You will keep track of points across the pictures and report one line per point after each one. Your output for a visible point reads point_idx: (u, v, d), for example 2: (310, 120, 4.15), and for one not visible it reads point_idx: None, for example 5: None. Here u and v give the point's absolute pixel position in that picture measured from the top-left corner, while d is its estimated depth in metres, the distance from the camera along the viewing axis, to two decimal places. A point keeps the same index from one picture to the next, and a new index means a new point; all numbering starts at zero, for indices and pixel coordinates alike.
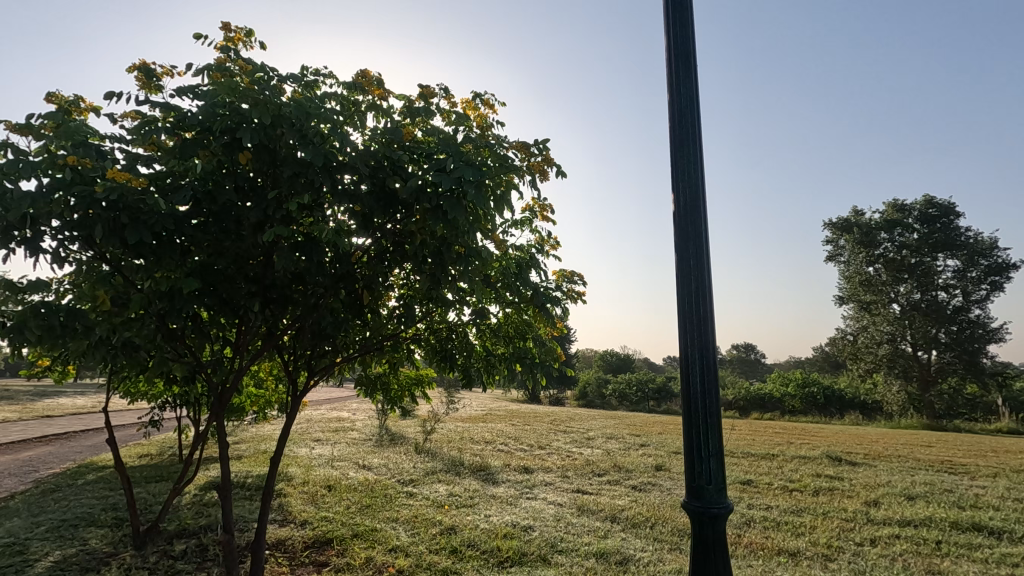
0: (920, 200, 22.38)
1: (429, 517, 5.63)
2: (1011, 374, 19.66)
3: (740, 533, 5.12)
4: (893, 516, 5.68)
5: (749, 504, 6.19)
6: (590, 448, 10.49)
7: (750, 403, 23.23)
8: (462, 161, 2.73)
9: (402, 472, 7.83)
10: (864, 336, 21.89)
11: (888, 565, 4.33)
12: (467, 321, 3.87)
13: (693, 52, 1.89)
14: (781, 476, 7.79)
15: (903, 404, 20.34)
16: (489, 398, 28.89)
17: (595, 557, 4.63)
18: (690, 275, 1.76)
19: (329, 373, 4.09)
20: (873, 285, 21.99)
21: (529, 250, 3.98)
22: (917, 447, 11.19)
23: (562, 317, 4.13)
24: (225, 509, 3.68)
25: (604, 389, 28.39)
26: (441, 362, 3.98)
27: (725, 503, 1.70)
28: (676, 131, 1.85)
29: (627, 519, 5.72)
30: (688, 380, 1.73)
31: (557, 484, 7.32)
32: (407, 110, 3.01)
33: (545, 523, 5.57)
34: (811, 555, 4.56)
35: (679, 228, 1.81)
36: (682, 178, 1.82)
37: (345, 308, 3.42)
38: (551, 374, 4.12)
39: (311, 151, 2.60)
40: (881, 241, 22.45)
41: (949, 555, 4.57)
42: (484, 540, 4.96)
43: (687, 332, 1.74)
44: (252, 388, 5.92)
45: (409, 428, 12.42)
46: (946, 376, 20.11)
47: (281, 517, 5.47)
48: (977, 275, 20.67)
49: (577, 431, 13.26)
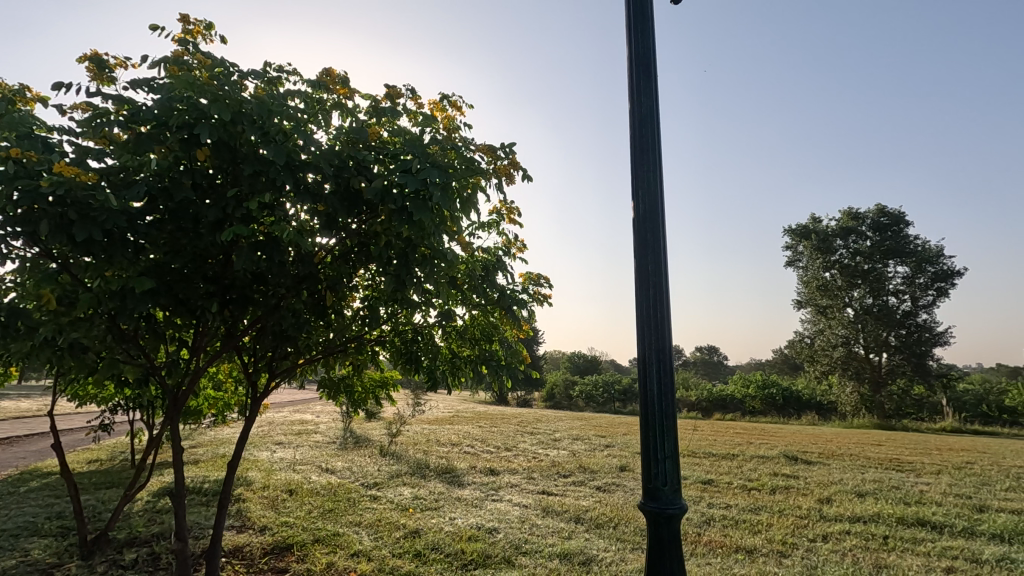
0: (873, 209, 23.37)
1: (393, 521, 5.57)
2: (955, 376, 20.68)
3: (700, 532, 5.24)
4: (845, 512, 5.91)
5: (708, 503, 6.34)
6: (556, 449, 10.58)
7: (713, 404, 23.76)
8: (428, 162, 2.73)
9: (367, 475, 7.74)
10: (820, 339, 22.70)
11: (838, 560, 4.50)
12: (433, 323, 3.87)
13: (653, 60, 1.93)
14: (740, 475, 8.00)
15: (856, 405, 21.14)
16: (457, 400, 28.83)
17: (558, 558, 4.67)
18: (649, 281, 1.79)
19: (290, 375, 4.02)
20: (830, 290, 22.82)
21: (496, 252, 4.01)
22: (868, 446, 11.66)
23: (529, 319, 4.17)
24: (179, 516, 3.55)
25: (571, 390, 28.63)
26: (406, 364, 3.92)
27: (680, 503, 1.75)
28: (636, 137, 1.90)
29: (591, 519, 5.79)
30: (645, 382, 1.76)
31: (522, 486, 7.35)
32: (374, 110, 3.01)
33: (510, 524, 5.59)
34: (767, 552, 4.70)
35: (639, 235, 1.85)
36: (642, 183, 1.86)
37: (308, 310, 3.35)
38: (517, 376, 4.17)
39: (272, 148, 2.56)
40: (837, 248, 23.33)
41: (895, 549, 4.78)
42: (448, 542, 4.94)
43: (645, 338, 1.78)
44: (210, 390, 5.76)
45: (375, 430, 12.29)
46: (896, 377, 20.88)
47: (238, 523, 5.32)
48: (924, 281, 21.70)
49: (544, 432, 13.38)
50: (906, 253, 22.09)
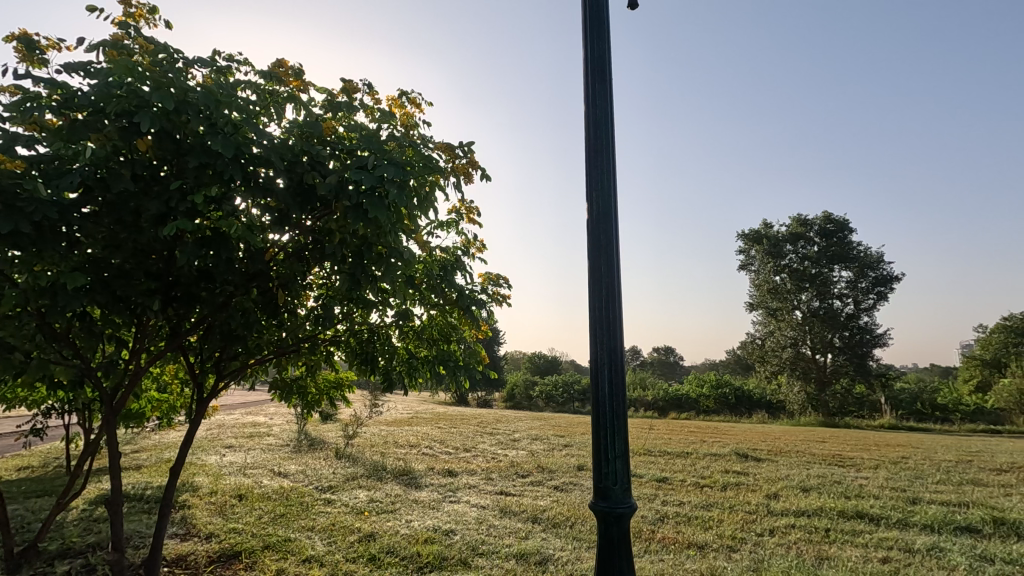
0: (820, 216, 24.39)
1: (347, 525, 5.45)
2: (892, 375, 21.86)
3: (654, 529, 5.34)
4: (790, 507, 6.14)
5: (663, 500, 6.47)
6: (515, 449, 10.60)
7: (669, 404, 24.29)
8: (385, 159, 2.68)
9: (321, 478, 7.55)
10: (770, 340, 23.56)
11: (783, 553, 4.67)
12: (391, 323, 3.81)
13: (608, 64, 1.95)
14: (693, 473, 8.20)
15: (803, 403, 22.04)
16: (416, 401, 28.48)
17: (515, 558, 4.68)
18: (602, 277, 1.81)
19: (239, 376, 3.88)
20: (780, 293, 23.70)
21: (455, 252, 3.99)
22: (813, 443, 12.18)
23: (488, 319, 4.17)
24: (116, 525, 3.37)
25: (531, 390, 28.70)
26: (361, 365, 3.85)
27: (630, 502, 1.77)
28: (590, 139, 1.91)
29: (548, 519, 5.82)
30: (597, 381, 1.78)
31: (481, 487, 7.31)
32: (330, 105, 2.95)
33: (467, 526, 5.55)
34: (717, 547, 4.83)
35: (593, 235, 1.86)
36: (595, 187, 1.88)
37: (259, 308, 3.26)
38: (474, 377, 4.16)
39: (220, 140, 2.46)
40: (787, 253, 24.24)
41: (836, 541, 5.01)
42: (404, 546, 4.86)
43: (597, 340, 1.80)
44: (154, 392, 5.50)
45: (330, 433, 12.01)
46: (839, 377, 21.88)
47: (183, 531, 5.10)
48: (866, 286, 22.83)
49: (503, 433, 13.38)
50: (850, 259, 23.17)
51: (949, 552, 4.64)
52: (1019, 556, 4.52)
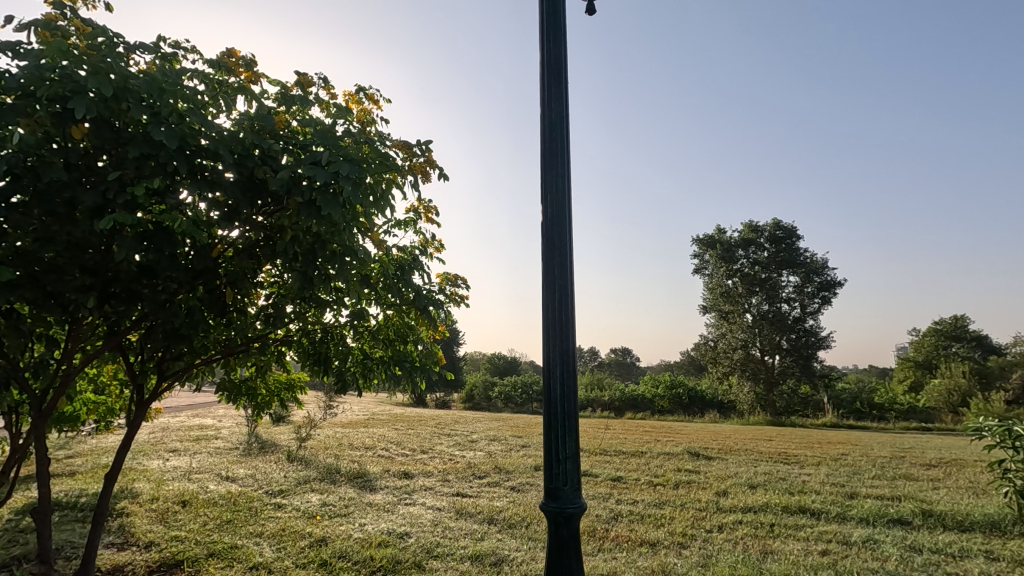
0: (770, 222, 25.30)
1: (298, 530, 5.30)
2: (834, 376, 22.97)
3: (608, 528, 5.42)
4: (738, 503, 6.36)
5: (617, 499, 6.57)
6: (472, 450, 10.56)
7: (625, 404, 24.71)
8: (339, 155, 2.63)
9: (272, 482, 7.31)
10: (722, 342, 24.31)
11: (730, 548, 4.83)
12: (345, 323, 3.74)
13: (564, 68, 1.96)
14: (647, 472, 8.37)
15: (752, 403, 22.83)
16: (372, 402, 27.97)
17: (470, 560, 4.65)
18: (555, 281, 1.83)
19: (182, 377, 3.72)
20: (731, 297, 24.48)
21: (412, 251, 3.95)
22: (761, 441, 12.62)
23: (445, 320, 4.14)
24: (43, 536, 3.17)
25: (490, 391, 28.63)
26: (313, 365, 3.76)
27: (579, 502, 1.79)
28: (546, 142, 1.92)
29: (504, 520, 5.83)
30: (549, 382, 1.79)
31: (437, 489, 7.25)
32: (283, 98, 2.87)
33: (422, 528, 5.49)
34: (668, 544, 4.95)
35: (547, 238, 1.87)
36: (550, 189, 1.89)
37: (206, 307, 3.13)
38: (431, 378, 4.12)
39: (163, 130, 2.35)
40: (739, 258, 25.04)
41: (780, 536, 5.21)
42: (356, 550, 4.77)
43: (549, 342, 1.81)
44: (90, 393, 5.21)
45: (282, 435, 11.66)
46: (786, 378, 22.85)
47: (120, 540, 4.84)
48: (812, 290, 23.87)
49: (461, 434, 13.32)
50: (797, 264, 24.16)
51: (882, 543, 4.90)
52: (945, 546, 4.81)
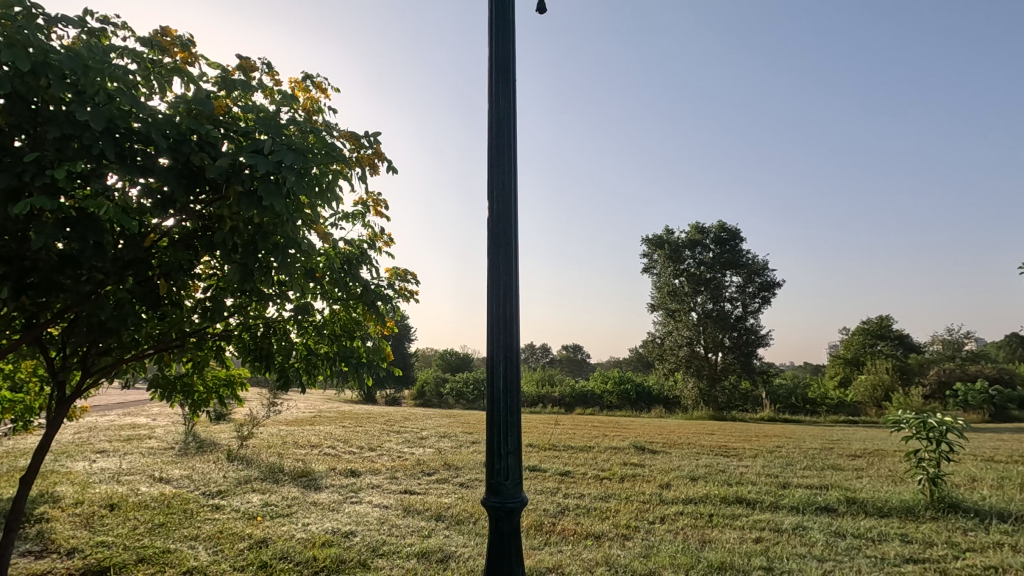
0: (715, 224, 26.17)
1: (237, 531, 5.11)
2: (772, 372, 24.11)
3: (555, 522, 5.48)
4: (680, 495, 6.58)
5: (565, 493, 6.68)
6: (421, 447, 10.48)
7: (575, 400, 25.10)
8: (283, 144, 2.54)
9: (209, 483, 7.01)
10: (669, 339, 25.05)
11: (670, 539, 4.99)
12: (289, 318, 3.63)
13: (512, 65, 1.97)
14: (594, 466, 8.54)
15: (696, 399, 23.69)
16: (319, 399, 27.24)
17: (416, 557, 4.62)
18: (500, 279, 1.84)
19: (109, 373, 3.52)
20: (678, 295, 25.22)
21: (360, 245, 3.88)
22: (703, 435, 13.09)
23: (393, 315, 4.08)
24: None
25: (441, 388, 28.42)
26: (254, 361, 3.58)
27: (520, 497, 1.80)
28: (493, 139, 1.93)
29: (451, 516, 5.81)
30: (492, 377, 1.80)
31: (384, 486, 7.15)
32: (223, 82, 2.75)
33: (368, 526, 5.41)
34: (612, 536, 5.06)
35: (493, 235, 1.88)
36: (496, 186, 1.89)
37: (136, 299, 2.96)
38: (378, 374, 4.04)
39: (88, 110, 2.20)
40: (686, 258, 25.78)
41: (718, 525, 5.43)
42: (298, 550, 4.64)
43: (494, 337, 1.82)
44: (5, 391, 4.84)
45: (222, 434, 11.19)
46: (728, 374, 23.89)
47: (38, 548, 4.53)
48: (753, 290, 24.91)
49: (411, 430, 13.19)
50: (740, 266, 25.13)
51: (810, 530, 5.19)
52: (866, 530, 5.15)
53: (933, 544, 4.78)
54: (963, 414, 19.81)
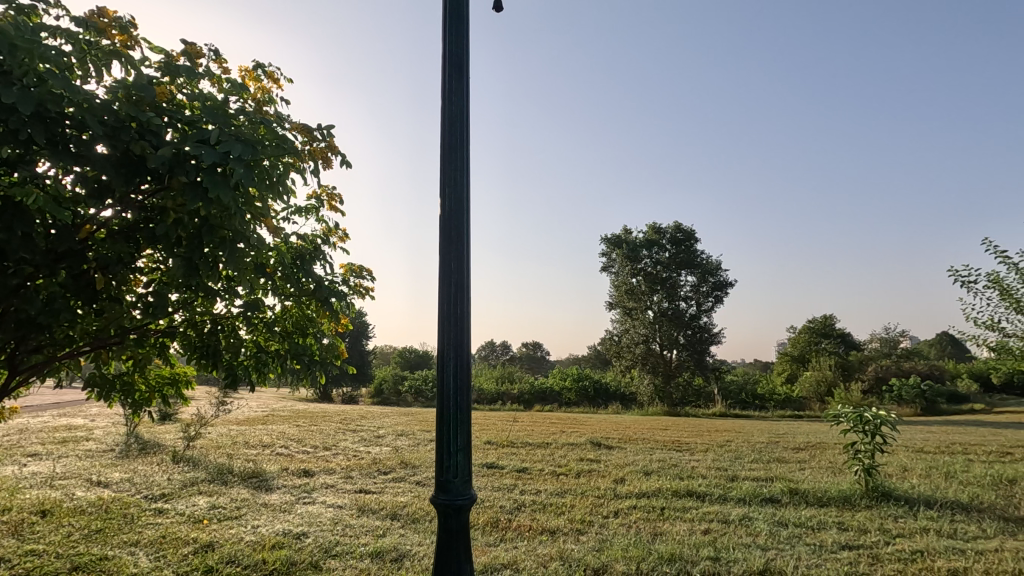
0: (672, 225, 26.76)
1: (181, 536, 4.91)
2: (723, 369, 24.92)
3: (511, 518, 5.52)
4: (633, 490, 6.74)
5: (521, 490, 6.73)
6: (378, 446, 10.34)
7: (534, 397, 25.27)
8: (231, 135, 2.45)
9: (152, 486, 6.71)
10: (626, 336, 25.50)
11: (624, 532, 5.10)
12: (238, 315, 3.51)
13: (466, 62, 1.97)
14: (551, 462, 8.63)
15: (651, 395, 24.25)
16: (272, 398, 26.45)
17: (369, 557, 4.56)
18: (451, 277, 1.83)
19: (40, 371, 3.32)
20: (635, 294, 25.69)
21: (313, 240, 3.79)
22: (657, 431, 13.39)
23: (348, 312, 4.01)
24: None
25: (400, 386, 28.08)
26: (200, 359, 3.43)
27: (469, 494, 1.81)
28: (446, 135, 1.92)
29: (407, 515, 5.76)
30: (443, 375, 1.80)
31: (338, 486, 7.01)
32: (165, 67, 2.63)
33: (321, 527, 5.30)
34: (566, 531, 5.14)
35: (443, 232, 1.87)
36: (448, 183, 1.89)
37: (70, 294, 2.79)
38: (331, 372, 3.96)
39: (14, 91, 2.07)
40: (643, 258, 26.19)
41: (669, 518, 5.58)
42: (247, 553, 4.50)
43: (444, 334, 1.81)
44: None
45: (167, 435, 10.73)
46: (682, 371, 24.61)
47: None
48: (707, 290, 25.64)
49: (368, 429, 13.00)
50: (695, 265, 25.81)
51: (755, 520, 5.40)
52: (806, 519, 5.40)
53: (867, 531, 5.06)
54: (898, 407, 21.03)
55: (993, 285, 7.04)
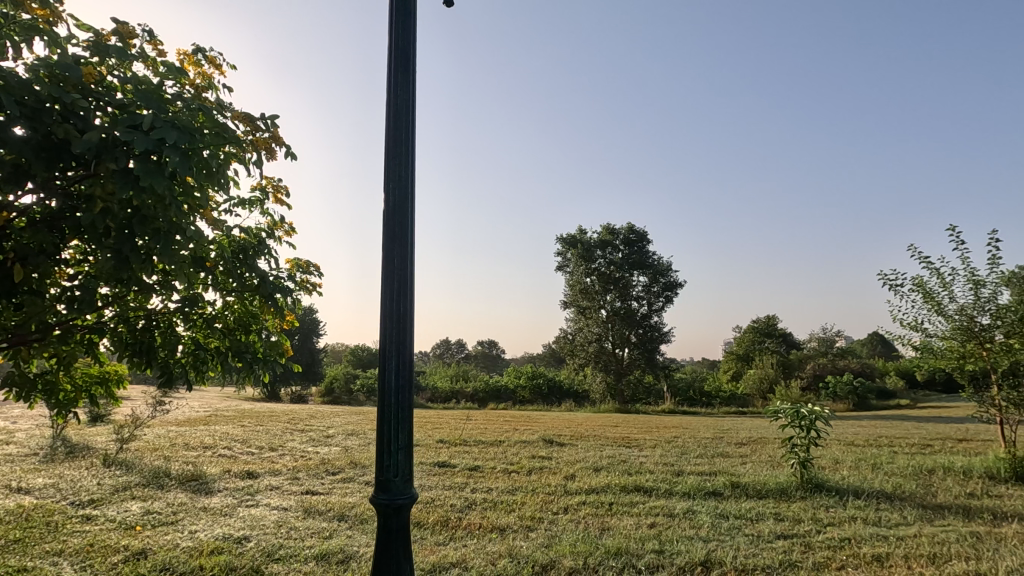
0: (625, 226, 27.22)
1: (110, 544, 4.64)
2: (673, 367, 25.67)
3: (461, 517, 5.50)
4: (583, 486, 6.84)
5: (473, 488, 6.72)
6: (327, 446, 10.10)
7: (489, 395, 25.28)
8: (166, 120, 2.33)
9: (79, 492, 6.31)
10: (579, 335, 25.84)
11: (572, 528, 5.17)
12: (175, 310, 3.35)
13: (412, 56, 1.94)
14: (503, 460, 8.65)
15: (603, 393, 24.76)
16: (216, 397, 25.40)
17: (314, 560, 4.45)
18: (394, 274, 1.80)
19: None
20: (589, 293, 26.04)
21: (257, 234, 3.66)
22: (608, 428, 13.62)
23: (293, 308, 3.89)
24: None
25: (352, 385, 27.53)
26: (132, 357, 3.25)
27: (410, 493, 1.79)
28: (391, 131, 1.88)
29: (355, 515, 5.66)
30: (384, 372, 1.77)
31: (284, 488, 6.81)
32: (95, 47, 2.47)
33: (264, 530, 5.13)
34: (516, 528, 5.17)
35: (387, 228, 1.84)
36: (392, 177, 1.86)
37: None
38: (276, 371, 3.82)
39: None
40: (597, 258, 26.59)
41: (617, 513, 5.70)
42: (183, 560, 4.31)
43: (386, 332, 1.78)
44: None
45: (99, 437, 10.13)
46: (633, 369, 25.15)
47: None
48: (658, 290, 26.27)
49: (317, 429, 12.69)
50: (647, 266, 26.38)
51: (698, 513, 5.58)
52: (745, 511, 5.63)
53: (800, 521, 5.32)
54: (832, 403, 22.20)
55: (917, 289, 7.53)
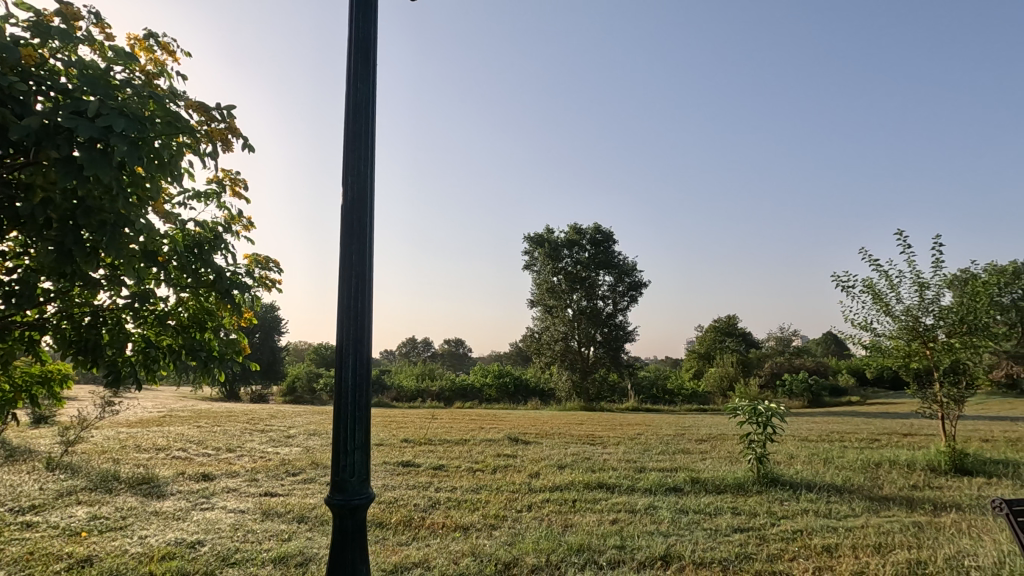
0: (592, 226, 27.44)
1: (52, 551, 4.42)
2: (637, 365, 26.08)
3: (424, 516, 5.44)
4: (547, 483, 6.88)
5: (437, 487, 6.68)
6: (288, 447, 9.87)
7: (455, 394, 25.18)
8: (113, 107, 2.23)
9: (20, 498, 5.98)
10: (546, 334, 25.97)
11: (535, 526, 5.18)
12: (123, 306, 3.19)
13: (372, 48, 1.91)
14: (468, 459, 8.61)
15: (569, 391, 25.11)
16: (171, 398, 24.48)
17: (272, 563, 4.35)
18: (352, 270, 1.77)
19: None
20: (556, 293, 26.17)
21: (213, 228, 3.53)
22: (573, 426, 13.76)
23: (251, 306, 3.78)
24: None
25: (315, 384, 26.98)
26: (76, 355, 3.08)
27: (367, 493, 1.76)
28: (349, 124, 1.85)
29: (315, 517, 5.54)
30: (340, 371, 1.74)
31: (241, 490, 6.60)
32: (35, 28, 2.34)
33: (219, 534, 4.97)
34: (480, 527, 5.15)
35: (346, 223, 1.81)
36: (351, 171, 1.82)
37: None
38: (232, 370, 3.70)
39: None
40: (564, 257, 26.76)
41: (580, 510, 5.75)
42: (132, 566, 4.14)
43: (343, 329, 1.75)
44: None
45: (42, 439, 9.63)
46: (599, 367, 25.39)
47: None
48: (623, 290, 26.61)
49: (277, 429, 12.39)
50: (613, 266, 26.66)
51: (659, 509, 5.68)
52: (704, 506, 5.77)
53: (756, 514, 5.48)
54: (789, 400, 22.99)
55: (867, 290, 7.85)
